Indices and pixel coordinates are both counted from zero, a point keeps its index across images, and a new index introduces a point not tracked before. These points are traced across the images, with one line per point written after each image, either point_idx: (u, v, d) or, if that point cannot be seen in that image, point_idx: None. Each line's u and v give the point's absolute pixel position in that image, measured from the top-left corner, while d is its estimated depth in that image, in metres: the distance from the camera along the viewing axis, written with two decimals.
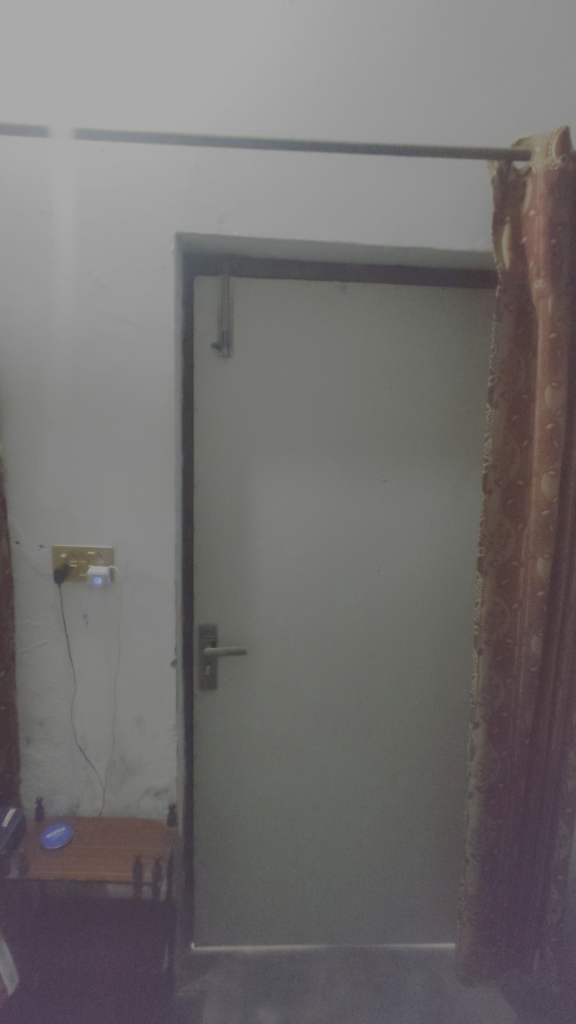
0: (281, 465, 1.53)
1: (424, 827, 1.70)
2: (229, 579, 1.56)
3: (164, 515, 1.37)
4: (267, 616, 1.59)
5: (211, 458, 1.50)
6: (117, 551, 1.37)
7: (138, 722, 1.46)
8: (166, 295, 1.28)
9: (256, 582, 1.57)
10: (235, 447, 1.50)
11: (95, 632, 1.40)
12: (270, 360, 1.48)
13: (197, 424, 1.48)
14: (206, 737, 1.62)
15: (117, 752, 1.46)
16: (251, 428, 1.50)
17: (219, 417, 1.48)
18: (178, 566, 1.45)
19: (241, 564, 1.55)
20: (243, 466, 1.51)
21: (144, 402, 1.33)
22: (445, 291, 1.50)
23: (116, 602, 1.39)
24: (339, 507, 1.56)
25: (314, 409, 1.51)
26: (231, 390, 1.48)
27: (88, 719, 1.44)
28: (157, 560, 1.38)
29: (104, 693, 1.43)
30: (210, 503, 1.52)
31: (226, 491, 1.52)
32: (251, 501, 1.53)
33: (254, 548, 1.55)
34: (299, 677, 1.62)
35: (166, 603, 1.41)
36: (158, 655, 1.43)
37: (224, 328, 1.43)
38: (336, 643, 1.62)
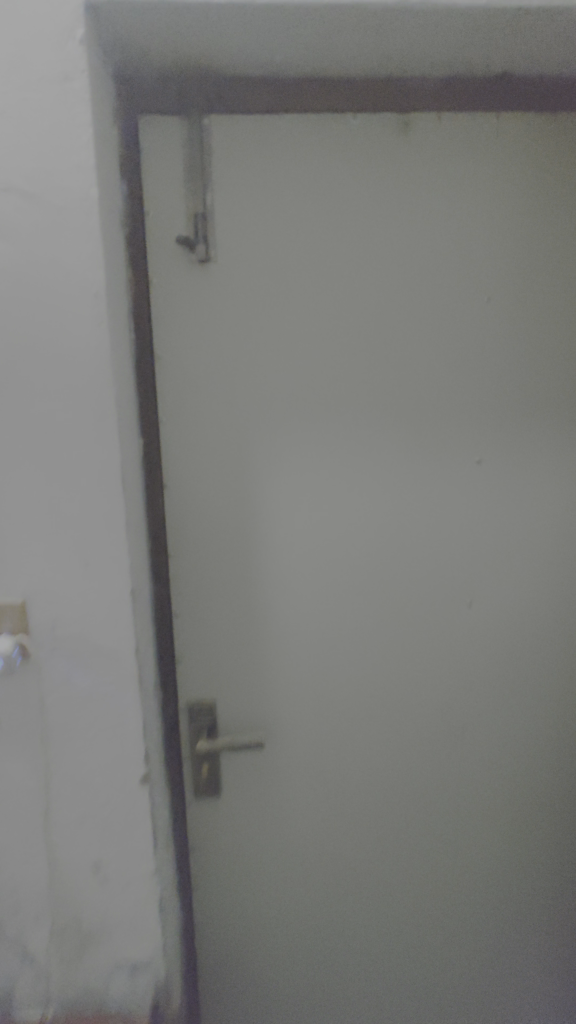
0: (307, 445, 0.94)
1: (541, 967, 1.16)
2: (232, 632, 0.99)
3: (109, 541, 0.80)
4: (295, 683, 1.02)
5: (192, 441, 0.91)
6: (35, 607, 0.80)
7: (96, 868, 0.91)
8: (81, 133, 0.68)
9: (274, 633, 1.00)
10: (229, 421, 0.91)
11: (11, 739, 0.84)
12: (281, 268, 0.87)
13: (163, 386, 0.89)
14: (210, 865, 1.06)
15: (67, 914, 0.92)
16: (253, 390, 0.91)
17: (199, 373, 0.89)
18: (145, 617, 0.89)
19: (250, 606, 0.98)
20: (245, 452, 0.93)
21: (58, 344, 0.73)
22: (566, 137, 0.90)
23: (42, 690, 0.83)
24: (402, 509, 0.98)
25: (360, 350, 0.91)
26: (217, 324, 0.88)
27: (17, 868, 0.90)
28: (104, 618, 0.81)
29: (38, 829, 0.88)
30: (193, 514, 0.94)
31: (218, 494, 0.94)
32: (261, 504, 0.95)
33: (269, 579, 0.98)
34: (347, 772, 1.06)
35: (127, 684, 0.85)
36: (121, 767, 0.88)
37: (199, 212, 0.83)
38: (401, 714, 1.05)
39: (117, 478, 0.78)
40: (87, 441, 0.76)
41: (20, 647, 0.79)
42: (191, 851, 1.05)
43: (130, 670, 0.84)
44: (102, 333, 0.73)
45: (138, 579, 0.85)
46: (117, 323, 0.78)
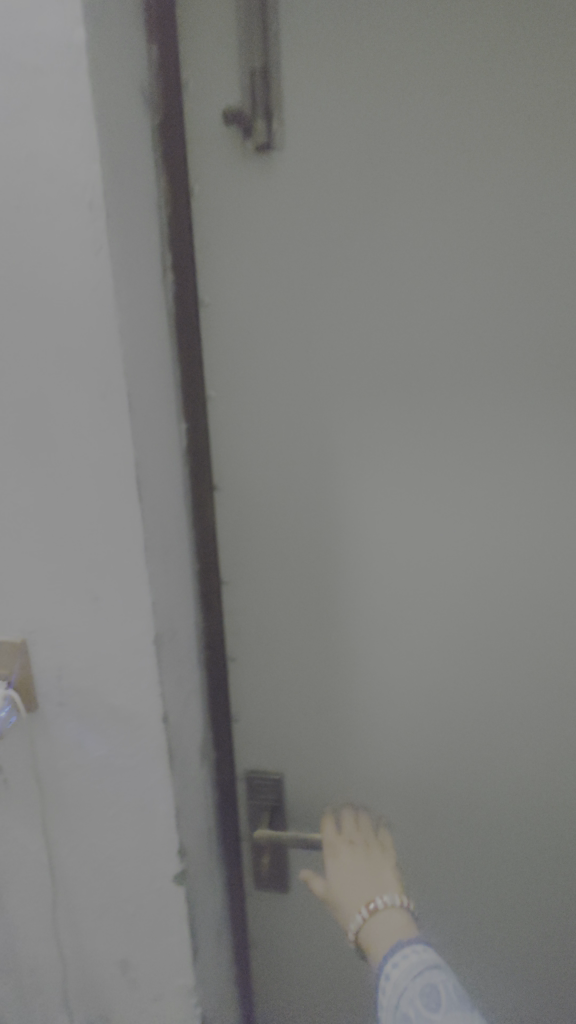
0: (414, 427, 0.65)
1: None
2: (307, 681, 0.75)
3: (123, 567, 0.56)
4: (392, 753, 0.76)
5: (255, 426, 0.67)
6: (38, 647, 0.60)
7: (125, 968, 0.72)
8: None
9: (362, 685, 0.74)
10: (306, 397, 0.66)
11: (19, 803, 0.67)
12: (383, 168, 0.59)
13: (218, 351, 0.65)
14: (274, 965, 0.83)
15: (95, 1011, 0.75)
16: (341, 350, 0.64)
17: (265, 329, 0.64)
18: (185, 664, 0.66)
19: (333, 648, 0.73)
20: (329, 440, 0.67)
21: (41, 288, 0.50)
22: None
23: (49, 754, 0.64)
24: (556, 523, 0.66)
25: (501, 287, 0.61)
26: (290, 260, 0.62)
27: (39, 947, 0.74)
28: (120, 669, 0.59)
29: (59, 908, 0.71)
30: (257, 526, 0.70)
31: (289, 499, 0.69)
32: (346, 512, 0.68)
33: (356, 613, 0.72)
34: (455, 873, 0.78)
35: (154, 762, 0.62)
36: (150, 860, 0.66)
37: (257, 80, 0.58)
38: (548, 813, 0.74)
39: (131, 483, 0.53)
40: (87, 430, 0.53)
41: (12, 708, 0.60)
42: (252, 949, 0.83)
43: (157, 745, 0.61)
44: (101, 267, 0.49)
45: (171, 621, 0.61)
46: (133, 253, 0.52)
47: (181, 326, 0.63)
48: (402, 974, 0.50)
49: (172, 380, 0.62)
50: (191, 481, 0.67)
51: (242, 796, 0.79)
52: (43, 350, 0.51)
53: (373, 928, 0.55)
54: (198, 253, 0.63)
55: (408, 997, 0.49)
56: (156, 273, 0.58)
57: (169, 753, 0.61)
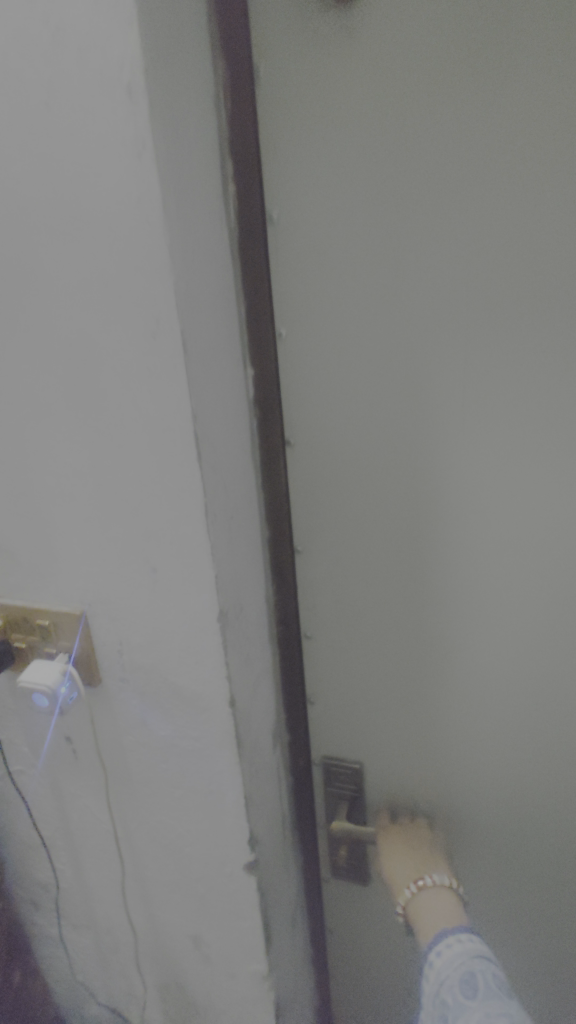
0: (532, 369, 0.52)
1: None
2: (392, 664, 0.66)
3: (181, 537, 0.49)
4: (491, 750, 0.66)
5: (334, 370, 0.57)
6: (98, 620, 0.56)
7: (196, 944, 0.70)
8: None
9: (456, 676, 0.64)
10: (396, 332, 0.54)
11: (90, 773, 0.65)
12: (507, 8, 0.44)
13: (289, 280, 0.55)
14: (350, 954, 0.79)
15: (169, 977, 0.74)
16: (443, 270, 0.51)
17: (346, 248, 0.53)
18: (254, 644, 0.59)
19: (423, 629, 0.63)
20: (424, 385, 0.55)
21: (80, 207, 0.42)
22: None
23: (115, 727, 0.61)
24: None
25: None
26: (378, 154, 0.49)
27: (114, 910, 0.74)
28: (182, 648, 0.54)
29: (132, 878, 0.70)
30: (335, 489, 0.61)
31: (373, 461, 0.59)
32: (440, 479, 0.57)
33: (451, 594, 0.61)
34: (559, 882, 0.69)
35: (221, 747, 0.57)
36: (219, 845, 0.62)
37: None
38: None
39: (188, 439, 0.46)
40: (138, 378, 0.45)
41: (77, 675, 0.57)
42: (327, 935, 0.79)
43: (224, 730, 0.56)
44: (144, 173, 0.40)
45: (238, 596, 0.54)
46: (185, 156, 0.43)
47: (246, 251, 0.53)
48: (443, 962, 0.51)
49: (235, 321, 0.53)
50: (259, 437, 0.59)
51: (318, 782, 0.73)
52: (85, 284, 0.44)
53: (424, 903, 0.59)
54: (265, 160, 0.52)
55: (448, 985, 0.49)
56: (215, 184, 0.48)
57: (237, 738, 0.56)
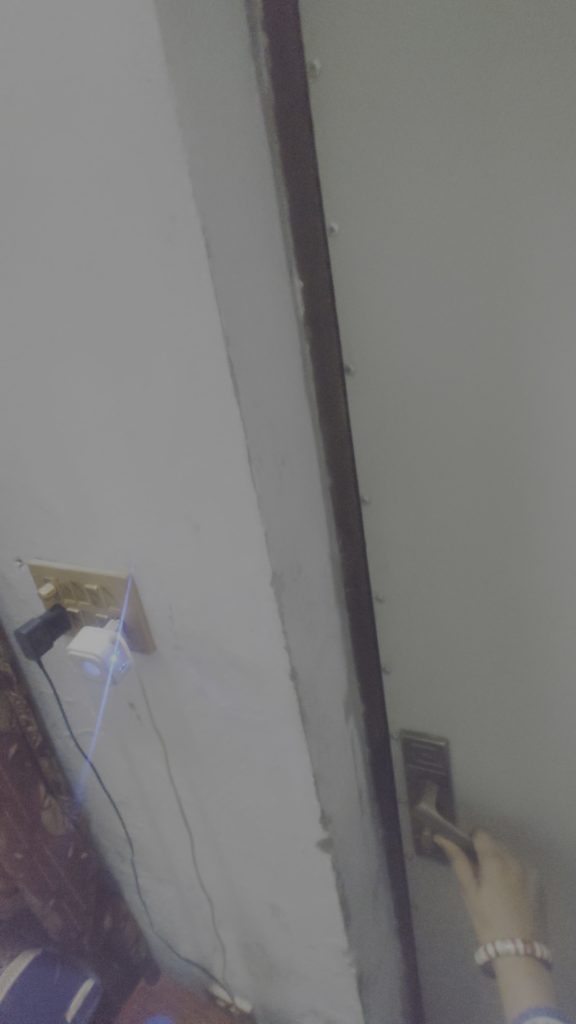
0: None
1: None
2: (483, 630, 0.56)
3: (223, 488, 0.42)
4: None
5: (402, 272, 0.45)
6: (145, 582, 0.51)
7: (274, 911, 0.68)
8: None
9: (557, 650, 0.54)
10: (484, 209, 0.41)
11: (156, 738, 0.63)
12: None
13: (339, 158, 0.43)
14: (438, 921, 0.75)
15: (249, 937, 0.73)
16: (547, 114, 0.37)
17: (413, 101, 0.40)
18: (319, 612, 0.52)
19: (521, 589, 0.53)
20: (524, 279, 0.42)
21: (74, 81, 0.34)
22: None
23: (175, 694, 0.57)
24: None
25: None
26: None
27: (192, 869, 0.73)
28: (235, 614, 0.47)
29: (206, 843, 0.68)
30: (409, 424, 0.50)
31: (452, 394, 0.48)
32: (538, 415, 0.46)
33: (552, 558, 0.50)
34: None
35: (285, 720, 0.51)
36: (289, 820, 0.58)
37: None
38: None
39: (221, 367, 0.38)
40: (157, 296, 0.38)
41: (128, 645, 0.53)
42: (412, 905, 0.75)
43: (286, 703, 0.50)
44: (135, 10, 0.31)
45: (295, 556, 0.47)
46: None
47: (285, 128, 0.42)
48: None
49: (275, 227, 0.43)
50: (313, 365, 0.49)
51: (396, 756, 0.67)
52: (90, 183, 0.37)
53: (505, 968, 0.57)
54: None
55: None
56: (236, 35, 0.38)
57: (303, 714, 0.50)
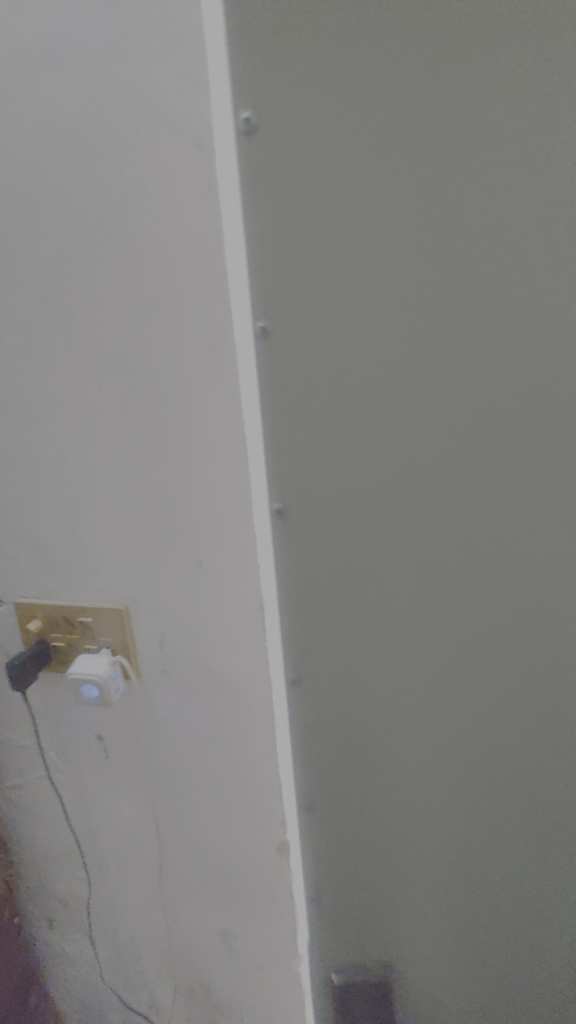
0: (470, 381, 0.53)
1: None
2: (443, 625, 0.60)
3: (228, 530, 0.54)
4: (514, 731, 0.63)
5: (322, 367, 0.53)
6: (139, 613, 0.59)
7: (225, 939, 0.72)
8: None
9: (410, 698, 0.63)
10: (422, 287, 0.50)
11: (122, 771, 0.67)
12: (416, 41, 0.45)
13: (344, 188, 0.49)
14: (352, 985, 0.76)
15: (195, 980, 0.75)
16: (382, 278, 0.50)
17: (414, 157, 0.48)
18: (277, 649, 0.60)
19: (481, 590, 0.59)
20: (455, 342, 0.52)
21: (142, 231, 0.48)
22: None
23: (150, 723, 0.63)
24: None
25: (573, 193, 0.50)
26: (450, 58, 0.46)
27: (137, 916, 0.74)
28: (224, 635, 0.58)
29: (159, 880, 0.71)
30: (385, 422, 0.54)
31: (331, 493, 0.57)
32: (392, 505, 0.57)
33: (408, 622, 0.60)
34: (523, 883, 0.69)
35: (258, 733, 0.61)
36: (251, 834, 0.65)
37: None
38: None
39: (238, 438, 0.51)
40: (192, 388, 0.51)
41: (120, 670, 0.60)
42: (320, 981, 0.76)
43: (262, 713, 0.60)
44: (208, 210, 0.46)
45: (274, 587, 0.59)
46: (235, 196, 0.49)
47: None
48: None
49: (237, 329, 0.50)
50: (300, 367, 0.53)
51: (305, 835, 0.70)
52: (146, 304, 0.49)
53: None
54: None
55: None
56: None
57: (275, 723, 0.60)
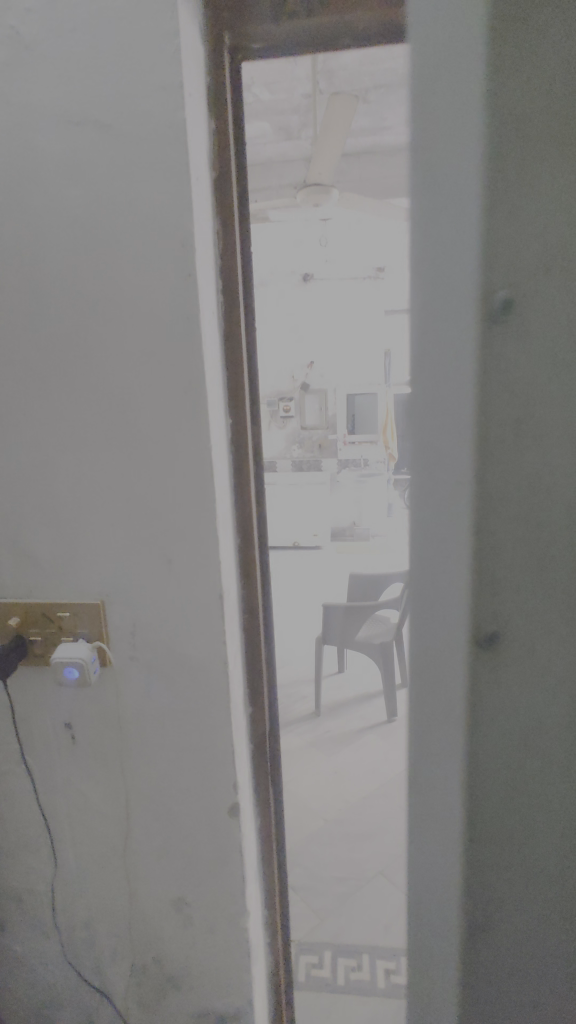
0: None
1: None
2: None
3: (195, 533, 0.67)
4: None
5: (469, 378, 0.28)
6: (113, 607, 0.70)
7: (178, 908, 0.80)
8: (166, 33, 0.56)
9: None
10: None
11: (88, 755, 0.75)
12: None
13: None
14: None
15: (147, 955, 0.82)
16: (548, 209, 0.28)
17: None
18: (231, 634, 0.73)
19: None
20: None
21: (133, 299, 0.62)
22: None
23: (120, 705, 0.73)
24: None
25: None
26: None
27: (95, 898, 0.81)
28: (187, 623, 0.70)
29: (118, 857, 0.79)
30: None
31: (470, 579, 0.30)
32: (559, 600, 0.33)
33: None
34: None
35: (216, 707, 0.72)
36: (208, 800, 0.76)
37: None
38: None
39: (204, 459, 0.65)
40: (170, 420, 0.64)
41: (95, 654, 0.70)
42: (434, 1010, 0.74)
43: (218, 689, 0.72)
44: (189, 289, 0.61)
45: (229, 581, 0.72)
46: (206, 277, 0.64)
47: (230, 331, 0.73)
48: None
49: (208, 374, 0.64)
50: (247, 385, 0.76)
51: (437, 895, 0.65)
52: (134, 354, 0.63)
53: None
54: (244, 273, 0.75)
55: None
56: (214, 292, 0.69)
57: (229, 695, 0.72)
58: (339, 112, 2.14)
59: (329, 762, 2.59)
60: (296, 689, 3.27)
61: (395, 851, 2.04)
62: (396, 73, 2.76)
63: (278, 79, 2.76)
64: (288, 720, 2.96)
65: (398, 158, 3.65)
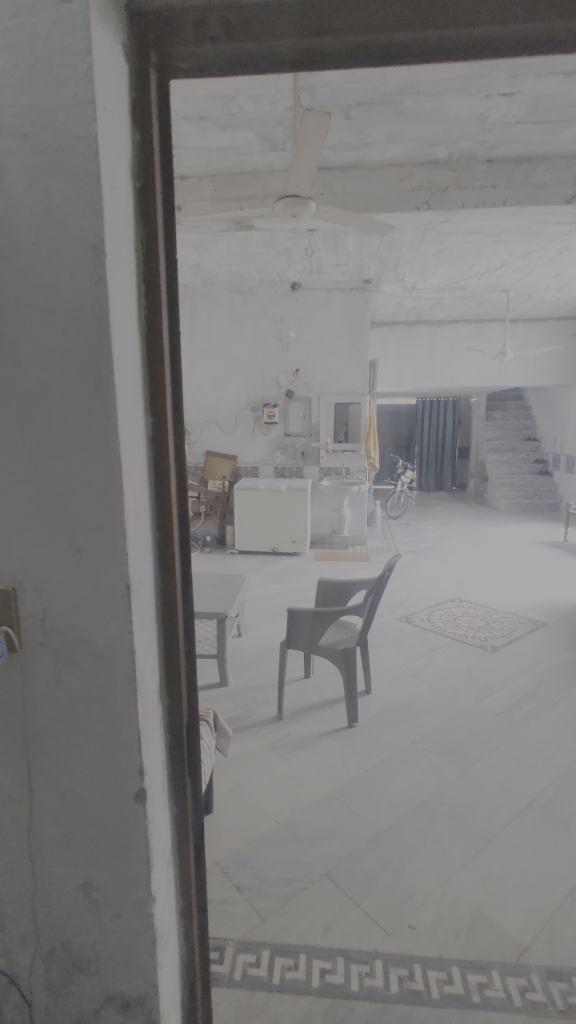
0: None
1: None
2: None
3: (103, 527, 0.70)
4: None
5: None
6: (24, 595, 0.73)
7: (85, 892, 0.82)
8: (81, 51, 0.59)
9: None
10: None
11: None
12: None
13: None
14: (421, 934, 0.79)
15: (55, 937, 0.85)
16: None
17: None
18: (140, 626, 0.76)
19: None
20: None
21: (46, 301, 0.65)
22: None
23: (30, 691, 0.76)
24: None
25: None
26: None
27: (5, 878, 0.84)
28: (95, 613, 0.72)
29: (27, 839, 0.82)
30: None
31: None
32: None
33: None
34: None
35: (122, 697, 0.75)
36: (113, 786, 0.78)
37: None
38: None
39: (113, 455, 0.68)
40: (80, 418, 0.67)
41: (5, 640, 0.73)
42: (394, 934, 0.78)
43: (124, 678, 0.74)
44: (99, 293, 0.64)
45: (139, 574, 0.75)
46: (120, 282, 0.67)
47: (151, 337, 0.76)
48: None
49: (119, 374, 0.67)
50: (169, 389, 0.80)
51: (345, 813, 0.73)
52: (46, 354, 0.66)
53: None
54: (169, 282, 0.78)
55: None
56: (133, 297, 0.72)
57: (135, 684, 0.74)
58: (312, 129, 2.20)
59: (286, 765, 2.61)
60: (261, 692, 3.30)
61: (342, 854, 2.07)
62: (378, 93, 2.83)
63: (262, 93, 2.82)
64: (249, 723, 2.97)
65: (382, 174, 3.73)
